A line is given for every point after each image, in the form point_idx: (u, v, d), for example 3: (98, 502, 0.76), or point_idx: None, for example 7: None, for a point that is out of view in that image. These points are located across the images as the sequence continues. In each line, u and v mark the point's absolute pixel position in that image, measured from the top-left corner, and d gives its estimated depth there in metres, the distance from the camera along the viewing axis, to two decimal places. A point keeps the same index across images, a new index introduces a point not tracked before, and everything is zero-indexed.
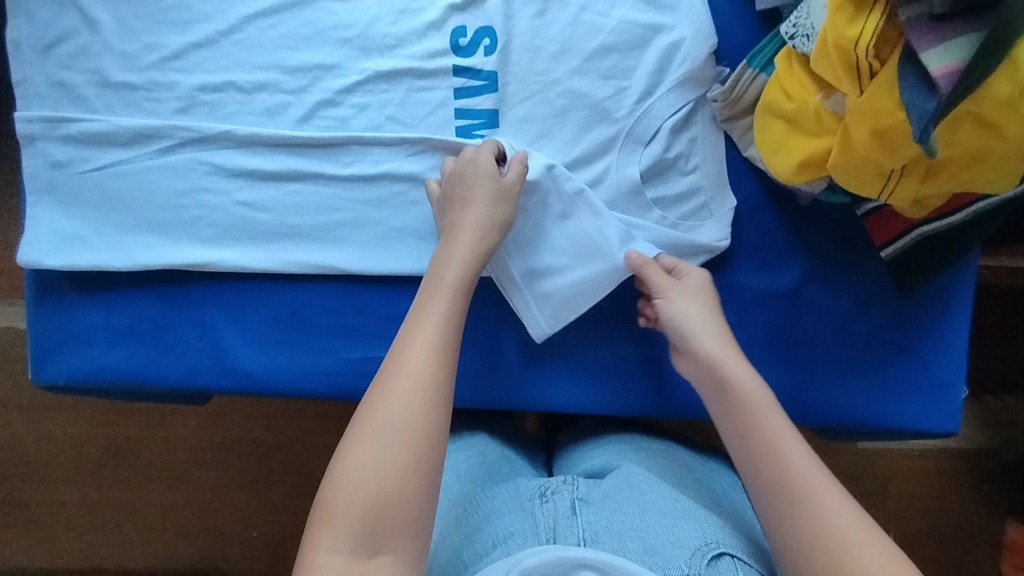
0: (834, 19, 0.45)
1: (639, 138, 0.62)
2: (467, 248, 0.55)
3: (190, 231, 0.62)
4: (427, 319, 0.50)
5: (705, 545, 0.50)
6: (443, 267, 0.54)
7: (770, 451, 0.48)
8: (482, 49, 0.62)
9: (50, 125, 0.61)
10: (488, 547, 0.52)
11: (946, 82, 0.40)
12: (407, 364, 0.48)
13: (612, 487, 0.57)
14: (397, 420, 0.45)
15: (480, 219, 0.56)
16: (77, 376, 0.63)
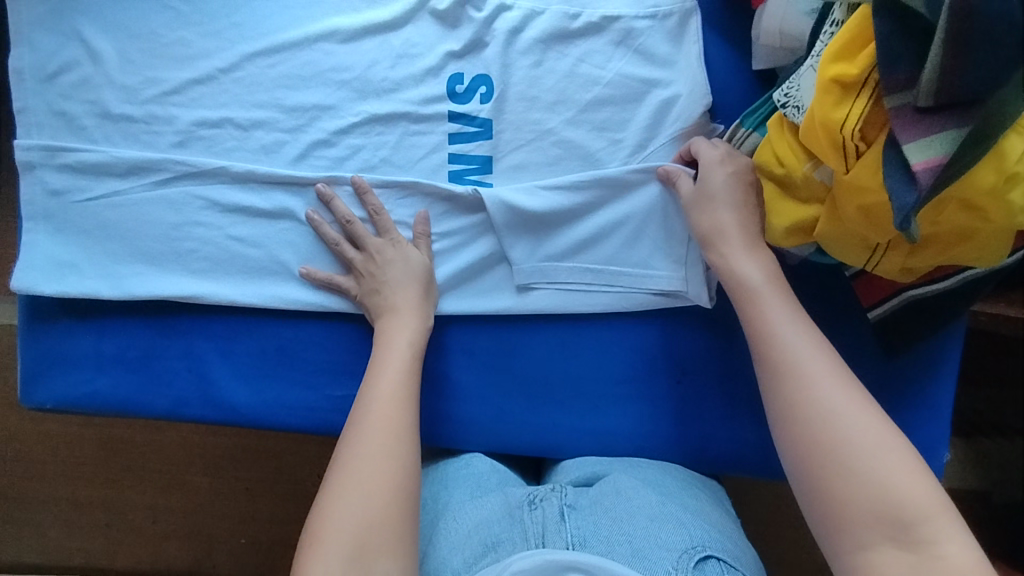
0: (822, 101, 0.45)
1: (615, 192, 0.62)
2: (415, 324, 0.59)
3: (182, 263, 0.63)
4: (389, 365, 0.56)
5: (692, 547, 0.51)
6: (392, 336, 0.58)
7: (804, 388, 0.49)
8: (478, 96, 0.62)
9: (49, 154, 0.61)
10: (478, 554, 0.52)
11: (927, 175, 0.40)
12: (375, 411, 0.52)
13: (598, 493, 0.58)
14: (376, 456, 0.49)
15: (413, 301, 0.60)
16: (65, 401, 0.63)
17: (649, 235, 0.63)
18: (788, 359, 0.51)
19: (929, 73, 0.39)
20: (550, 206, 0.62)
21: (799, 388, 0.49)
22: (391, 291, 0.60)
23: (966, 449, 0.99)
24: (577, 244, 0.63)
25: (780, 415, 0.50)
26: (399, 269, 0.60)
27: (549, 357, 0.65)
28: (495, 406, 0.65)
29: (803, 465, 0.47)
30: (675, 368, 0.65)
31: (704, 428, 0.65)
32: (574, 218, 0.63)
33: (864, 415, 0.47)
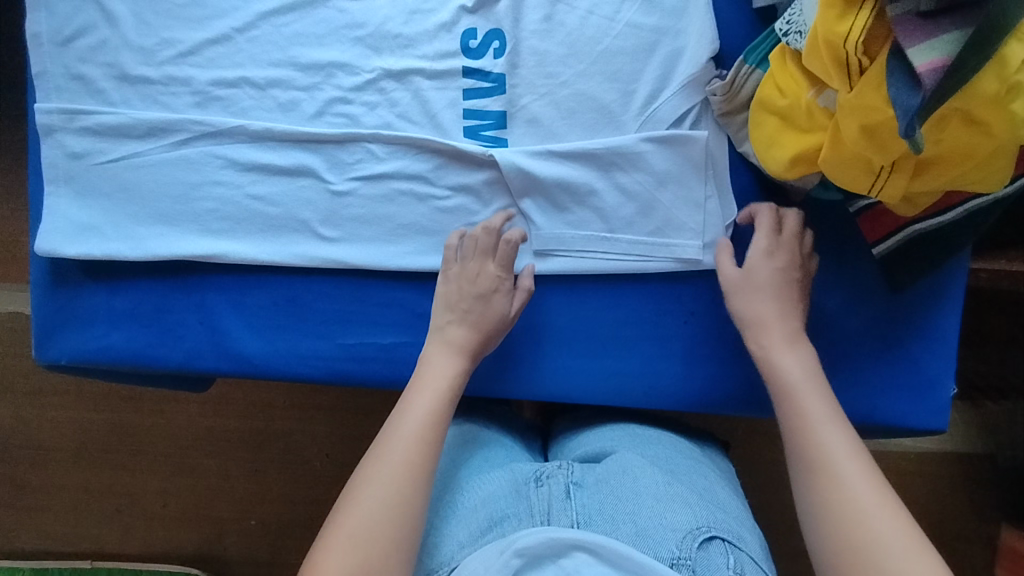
0: (826, 15, 0.47)
1: (630, 161, 0.64)
2: (453, 367, 0.59)
3: (201, 223, 0.64)
4: (412, 414, 0.56)
5: (697, 528, 0.52)
6: (428, 377, 0.59)
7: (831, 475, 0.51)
8: (491, 51, 0.64)
9: (69, 117, 0.63)
10: (484, 527, 0.54)
11: (931, 78, 0.41)
12: (391, 455, 0.53)
13: (604, 471, 0.59)
14: (383, 504, 0.50)
15: (460, 337, 0.61)
16: (79, 356, 0.65)
17: (666, 200, 0.65)
18: (823, 455, 0.52)
19: None
20: (564, 174, 0.64)
21: (837, 485, 0.50)
22: (444, 325, 0.62)
23: (970, 411, 1.01)
24: (591, 211, 0.65)
25: (811, 496, 0.51)
26: (479, 302, 0.61)
27: (559, 304, 0.67)
28: (511, 354, 0.67)
29: (825, 537, 0.49)
30: (683, 308, 0.67)
31: (715, 369, 0.67)
32: (589, 185, 0.65)
33: (892, 513, 0.48)
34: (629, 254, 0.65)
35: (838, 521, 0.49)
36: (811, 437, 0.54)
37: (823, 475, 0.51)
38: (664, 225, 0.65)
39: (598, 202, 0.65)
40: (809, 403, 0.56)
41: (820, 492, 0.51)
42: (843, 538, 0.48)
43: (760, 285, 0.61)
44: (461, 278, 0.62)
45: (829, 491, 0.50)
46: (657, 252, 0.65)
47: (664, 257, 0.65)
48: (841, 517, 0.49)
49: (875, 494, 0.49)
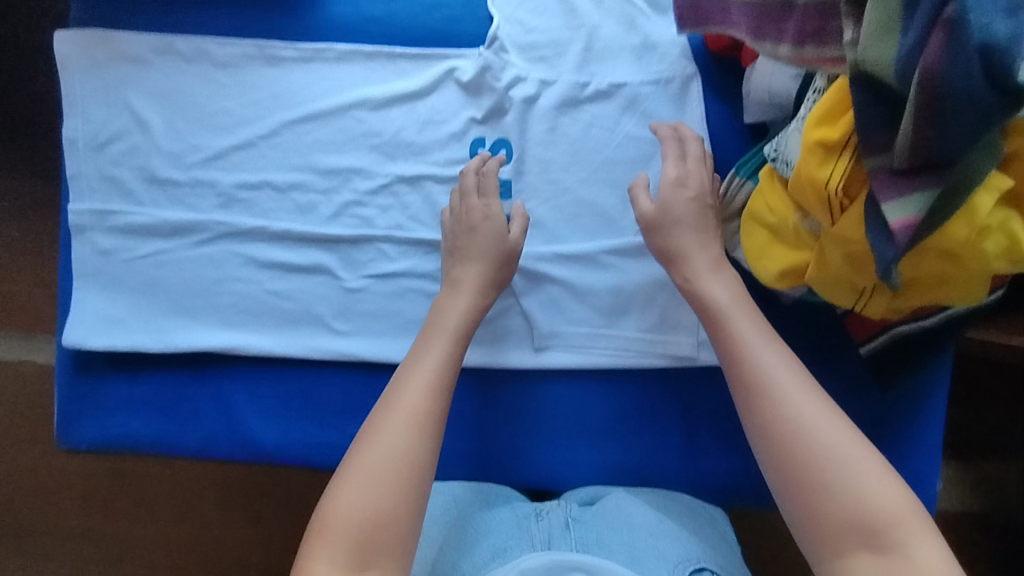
0: (808, 160, 0.50)
1: (618, 260, 0.68)
2: (469, 300, 0.61)
3: (220, 315, 0.68)
4: (426, 363, 0.57)
5: (687, 560, 0.58)
6: (445, 317, 0.60)
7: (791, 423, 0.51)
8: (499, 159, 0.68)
9: (100, 216, 0.67)
10: (488, 559, 0.59)
11: (904, 233, 0.45)
12: (402, 402, 0.54)
13: (601, 508, 0.64)
14: (396, 452, 0.51)
15: (479, 279, 0.62)
16: (100, 440, 0.68)
17: (647, 299, 0.68)
18: (762, 377, 0.53)
19: (904, 137, 0.43)
20: (558, 270, 0.68)
21: (787, 414, 0.51)
22: (458, 263, 0.63)
23: (962, 469, 1.00)
24: (583, 307, 0.69)
25: (761, 418, 0.52)
26: (472, 236, 0.63)
27: (561, 396, 0.70)
28: (512, 444, 0.70)
29: (791, 482, 0.50)
30: (679, 404, 0.70)
31: (709, 459, 0.70)
32: (579, 283, 0.68)
33: (830, 419, 0.51)
34: (615, 351, 0.69)
35: (786, 423, 0.51)
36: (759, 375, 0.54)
37: (757, 399, 0.53)
38: (645, 323, 0.68)
39: (587, 299, 0.68)
40: (732, 314, 0.58)
41: (760, 414, 0.53)
42: (794, 479, 0.49)
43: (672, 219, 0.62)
44: (465, 233, 0.63)
45: (767, 407, 0.52)
46: (639, 348, 0.68)
47: (645, 354, 0.68)
48: (788, 430, 0.51)
49: (835, 429, 0.50)
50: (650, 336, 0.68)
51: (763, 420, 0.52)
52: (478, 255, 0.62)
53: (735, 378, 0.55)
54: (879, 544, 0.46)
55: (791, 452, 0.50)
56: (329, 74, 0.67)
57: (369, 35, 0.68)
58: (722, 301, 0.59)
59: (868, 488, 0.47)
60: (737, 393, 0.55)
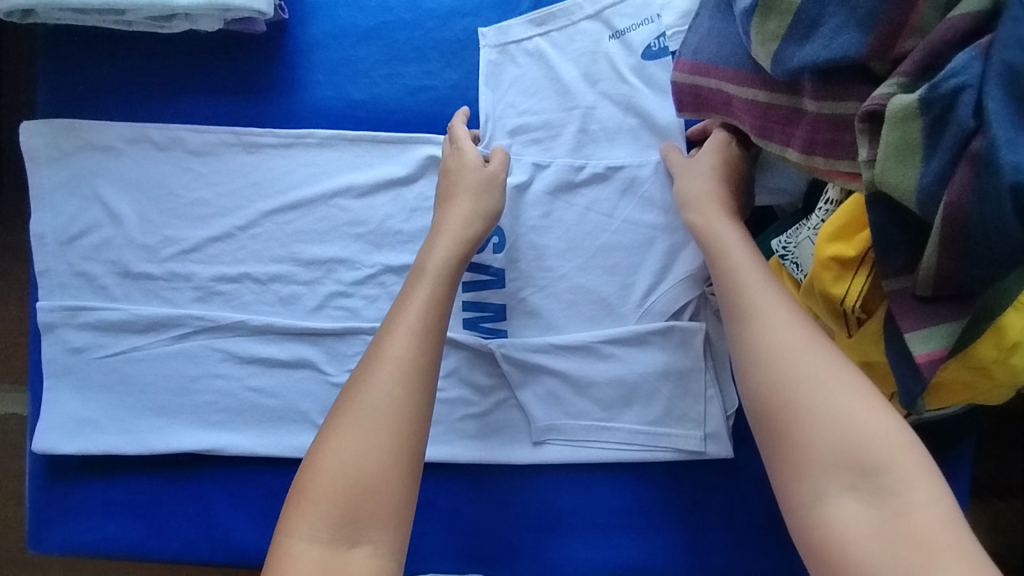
0: (821, 274, 0.46)
1: (619, 349, 0.64)
2: (455, 245, 0.58)
3: (199, 414, 0.64)
4: (411, 308, 0.53)
5: None
6: (428, 258, 0.57)
7: (786, 354, 0.46)
8: (493, 246, 0.65)
9: (70, 313, 0.63)
10: None
11: (930, 368, 0.41)
12: (389, 349, 0.50)
13: None
14: (379, 403, 0.47)
15: (465, 210, 0.59)
16: (73, 547, 0.64)
17: (652, 391, 0.65)
18: (755, 307, 0.49)
19: (926, 268, 0.41)
20: (555, 360, 0.64)
21: (774, 339, 0.47)
22: (444, 207, 0.60)
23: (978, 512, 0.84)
24: (582, 398, 0.65)
25: (754, 346, 0.48)
26: (450, 160, 0.62)
27: (561, 490, 0.66)
28: (508, 542, 0.66)
29: (773, 405, 0.45)
30: (686, 499, 0.66)
31: (721, 557, 0.65)
32: (576, 375, 0.64)
33: (835, 359, 0.45)
34: (614, 444, 0.65)
35: (780, 366, 0.46)
36: (751, 299, 0.50)
37: (750, 320, 0.49)
38: (648, 415, 0.65)
39: (586, 391, 0.65)
40: (732, 252, 0.54)
41: (747, 329, 0.49)
42: (773, 404, 0.45)
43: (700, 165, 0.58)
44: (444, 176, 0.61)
45: (759, 338, 0.48)
46: (642, 442, 0.65)
47: (648, 449, 0.65)
48: (785, 366, 0.46)
49: (836, 370, 0.45)
50: (653, 430, 0.65)
51: (753, 348, 0.48)
52: (458, 191, 0.59)
53: (725, 296, 0.52)
54: (868, 482, 0.41)
55: (775, 386, 0.45)
56: (311, 160, 0.65)
57: (352, 118, 0.66)
58: (726, 238, 0.55)
59: (865, 420, 0.42)
60: (727, 316, 0.51)
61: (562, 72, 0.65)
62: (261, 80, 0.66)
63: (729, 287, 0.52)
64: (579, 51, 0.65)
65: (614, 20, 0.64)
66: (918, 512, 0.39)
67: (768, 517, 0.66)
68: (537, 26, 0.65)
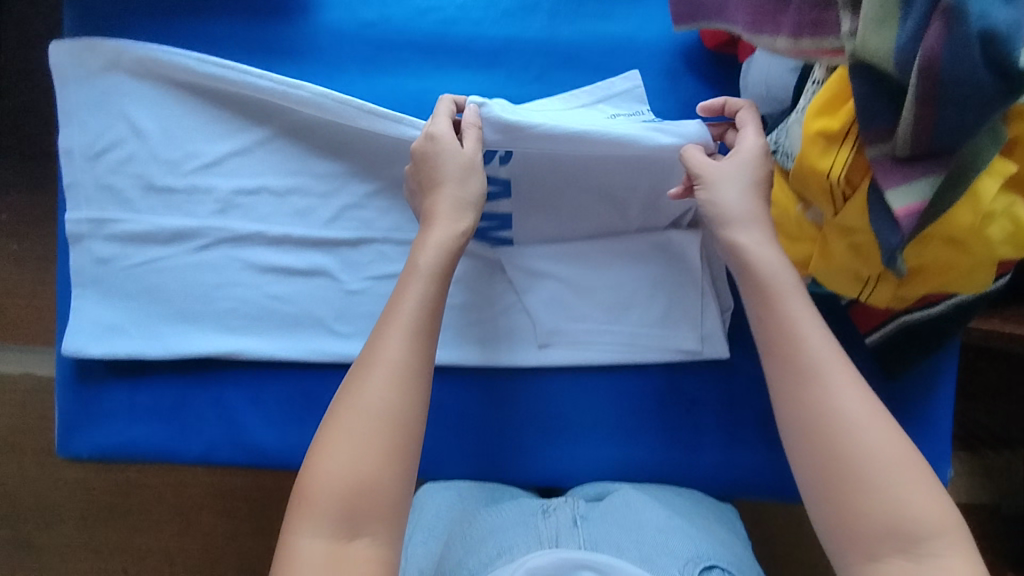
0: (809, 151, 0.50)
1: (615, 258, 0.69)
2: (445, 232, 0.57)
3: (220, 321, 0.67)
4: (404, 307, 0.54)
5: (699, 556, 0.57)
6: (419, 253, 0.56)
7: (845, 420, 0.49)
8: (498, 158, 0.65)
9: (97, 225, 0.66)
10: (493, 556, 0.57)
11: (909, 221, 0.44)
12: (383, 353, 0.52)
13: (608, 506, 0.63)
14: (371, 409, 0.50)
15: (455, 198, 0.58)
16: (102, 449, 0.68)
17: (649, 295, 0.68)
18: (813, 364, 0.51)
19: (905, 125, 0.44)
20: (550, 268, 0.69)
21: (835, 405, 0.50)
22: (430, 197, 0.59)
23: (973, 462, 1.02)
24: (581, 304, 0.68)
25: (811, 407, 0.50)
26: (427, 144, 0.59)
27: (563, 392, 0.69)
28: (511, 442, 0.69)
29: (823, 468, 0.49)
30: (683, 399, 0.69)
31: (718, 454, 0.69)
32: (573, 281, 0.69)
33: (884, 425, 0.49)
34: (616, 345, 0.68)
35: (837, 437, 0.49)
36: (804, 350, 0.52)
37: (807, 380, 0.51)
38: (645, 318, 0.68)
39: (585, 296, 0.69)
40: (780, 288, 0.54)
41: (805, 388, 0.51)
42: (830, 468, 0.49)
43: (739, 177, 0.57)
44: (424, 164, 0.60)
45: (817, 401, 0.50)
46: (642, 343, 0.68)
47: (647, 351, 0.68)
48: (840, 433, 0.49)
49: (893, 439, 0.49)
50: (651, 331, 0.68)
51: (810, 414, 0.50)
52: (445, 175, 0.57)
53: (774, 343, 0.53)
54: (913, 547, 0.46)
55: (834, 454, 0.49)
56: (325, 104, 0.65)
57: (363, 38, 0.69)
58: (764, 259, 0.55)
59: (914, 494, 0.47)
60: (774, 363, 0.53)
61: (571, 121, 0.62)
62: (276, 3, 0.69)
63: (779, 336, 0.53)
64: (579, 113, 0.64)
65: (610, 107, 0.65)
66: (950, 567, 0.45)
67: (762, 415, 0.69)
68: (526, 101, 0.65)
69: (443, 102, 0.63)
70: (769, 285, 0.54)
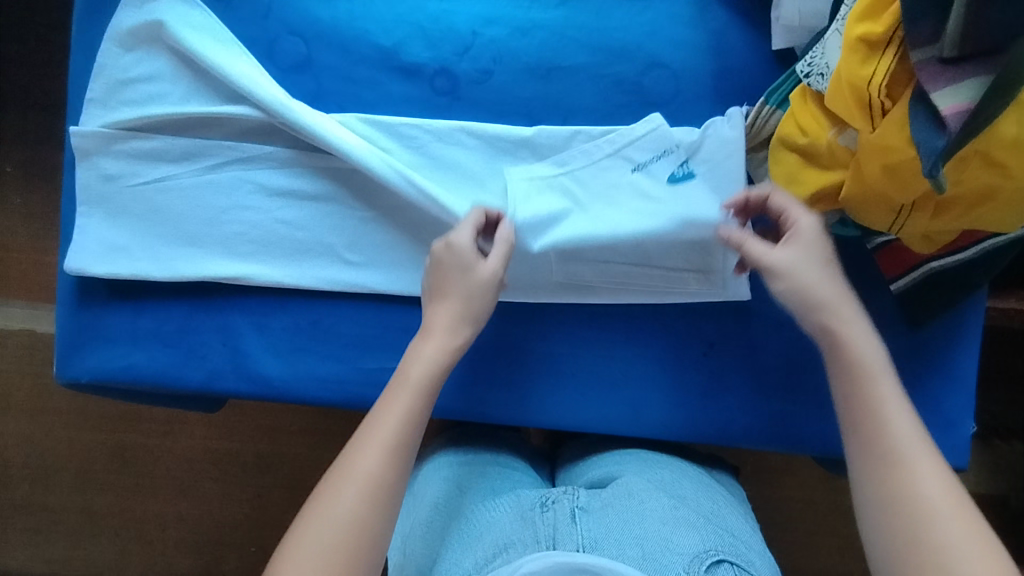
0: (849, 60, 0.48)
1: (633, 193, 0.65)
2: (439, 347, 0.55)
3: (227, 246, 0.65)
4: (387, 421, 0.51)
5: (705, 551, 0.51)
6: (411, 365, 0.54)
7: (909, 478, 0.46)
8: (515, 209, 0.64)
9: (104, 140, 0.64)
10: (489, 556, 0.53)
11: (956, 120, 0.43)
12: (355, 466, 0.49)
13: (609, 496, 0.58)
14: (342, 518, 0.46)
15: (456, 313, 0.57)
16: (100, 374, 0.65)
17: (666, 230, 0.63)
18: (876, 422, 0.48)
19: (953, 25, 0.42)
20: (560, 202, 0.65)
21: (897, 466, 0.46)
22: (433, 306, 0.58)
23: (982, 451, 1.00)
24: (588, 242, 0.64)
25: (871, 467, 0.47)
26: (440, 249, 0.59)
27: (578, 332, 0.67)
28: (521, 382, 0.67)
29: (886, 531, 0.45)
30: (701, 340, 0.67)
31: (734, 402, 0.67)
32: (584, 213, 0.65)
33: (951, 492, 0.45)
34: (629, 283, 0.66)
35: (899, 499, 0.45)
36: (874, 409, 0.49)
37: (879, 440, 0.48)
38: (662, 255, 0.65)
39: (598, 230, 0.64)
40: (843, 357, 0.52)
41: (880, 470, 0.47)
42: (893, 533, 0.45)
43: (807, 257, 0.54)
44: (436, 271, 0.59)
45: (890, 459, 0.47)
46: (659, 282, 0.66)
47: (664, 291, 0.66)
48: (903, 492, 0.45)
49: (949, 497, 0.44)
50: (667, 267, 0.65)
51: (871, 476, 0.47)
52: (451, 294, 0.57)
53: (859, 421, 0.49)
54: None
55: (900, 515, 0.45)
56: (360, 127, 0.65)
57: None
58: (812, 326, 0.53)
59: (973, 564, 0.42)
60: (854, 442, 0.49)
61: (594, 189, 0.65)
62: None
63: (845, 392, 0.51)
64: (607, 181, 0.65)
65: (636, 154, 0.65)
66: None
67: (783, 361, 0.67)
68: (561, 164, 0.65)
69: (473, 211, 0.61)
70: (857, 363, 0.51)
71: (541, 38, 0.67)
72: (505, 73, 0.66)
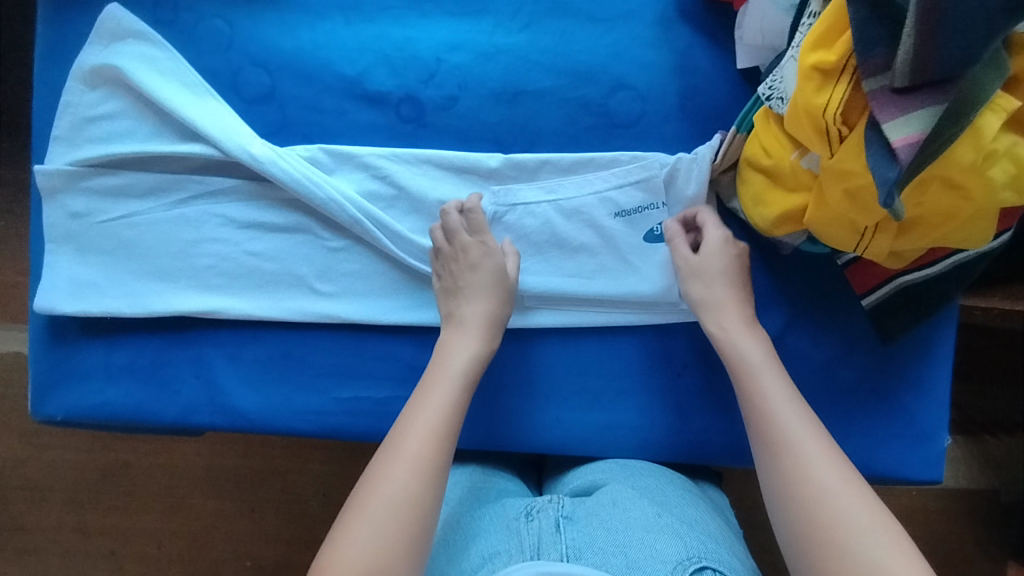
0: (804, 88, 0.48)
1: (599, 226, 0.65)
2: (475, 343, 0.58)
3: (197, 280, 0.65)
4: (431, 408, 0.53)
5: (687, 559, 0.50)
6: (449, 357, 0.57)
7: (799, 468, 0.49)
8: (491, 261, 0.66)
9: (71, 178, 0.64)
10: (476, 565, 0.52)
11: (907, 151, 0.43)
12: (406, 447, 0.50)
13: (595, 505, 0.58)
14: (397, 498, 0.47)
15: (484, 314, 0.60)
16: (75, 411, 0.65)
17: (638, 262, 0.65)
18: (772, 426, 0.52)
19: (903, 54, 0.42)
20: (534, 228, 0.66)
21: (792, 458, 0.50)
22: (456, 299, 0.61)
23: (971, 448, 1.00)
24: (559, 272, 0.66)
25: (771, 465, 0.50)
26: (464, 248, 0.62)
27: (555, 353, 0.67)
28: (496, 403, 0.67)
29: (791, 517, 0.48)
30: (675, 362, 0.67)
31: (707, 421, 0.67)
32: (558, 243, 0.66)
33: (841, 474, 0.48)
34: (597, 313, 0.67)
35: (794, 488, 0.48)
36: (768, 417, 0.53)
37: (772, 437, 0.51)
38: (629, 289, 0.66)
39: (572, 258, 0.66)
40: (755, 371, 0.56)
41: (781, 463, 0.50)
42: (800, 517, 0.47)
43: (714, 271, 0.61)
44: (459, 269, 0.61)
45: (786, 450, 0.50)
46: (627, 311, 0.66)
47: (632, 317, 0.66)
48: (799, 481, 0.48)
49: (836, 476, 0.48)
50: (637, 299, 0.66)
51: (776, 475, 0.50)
52: (479, 291, 0.60)
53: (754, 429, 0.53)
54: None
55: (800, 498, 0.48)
56: (327, 159, 0.65)
57: None
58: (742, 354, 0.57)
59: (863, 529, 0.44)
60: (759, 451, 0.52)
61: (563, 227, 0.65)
62: None
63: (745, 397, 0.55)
64: (576, 217, 0.65)
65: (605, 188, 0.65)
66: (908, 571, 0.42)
67: None
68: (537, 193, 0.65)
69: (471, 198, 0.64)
70: (758, 379, 0.55)
71: (506, 63, 0.66)
72: (470, 99, 0.66)
